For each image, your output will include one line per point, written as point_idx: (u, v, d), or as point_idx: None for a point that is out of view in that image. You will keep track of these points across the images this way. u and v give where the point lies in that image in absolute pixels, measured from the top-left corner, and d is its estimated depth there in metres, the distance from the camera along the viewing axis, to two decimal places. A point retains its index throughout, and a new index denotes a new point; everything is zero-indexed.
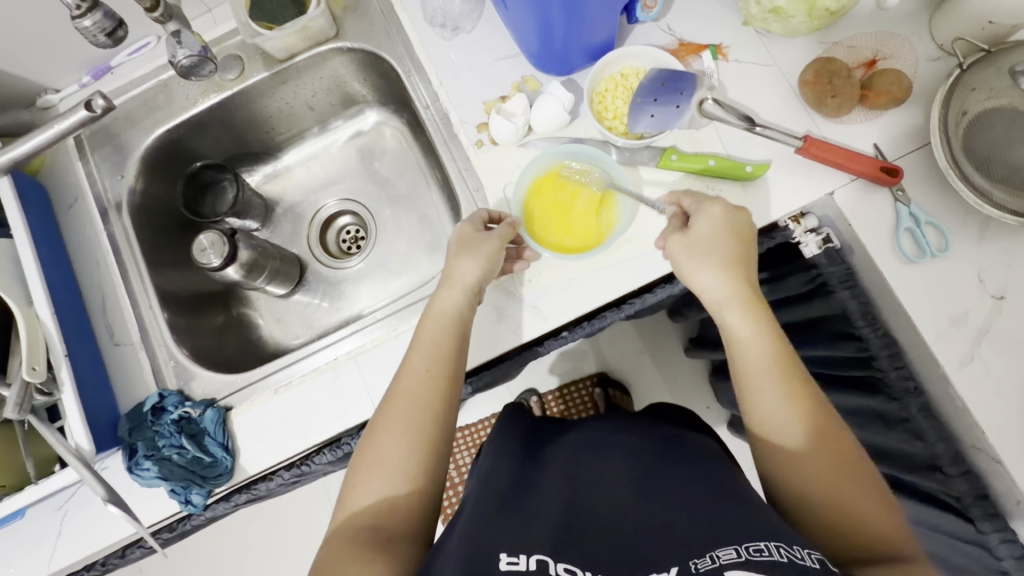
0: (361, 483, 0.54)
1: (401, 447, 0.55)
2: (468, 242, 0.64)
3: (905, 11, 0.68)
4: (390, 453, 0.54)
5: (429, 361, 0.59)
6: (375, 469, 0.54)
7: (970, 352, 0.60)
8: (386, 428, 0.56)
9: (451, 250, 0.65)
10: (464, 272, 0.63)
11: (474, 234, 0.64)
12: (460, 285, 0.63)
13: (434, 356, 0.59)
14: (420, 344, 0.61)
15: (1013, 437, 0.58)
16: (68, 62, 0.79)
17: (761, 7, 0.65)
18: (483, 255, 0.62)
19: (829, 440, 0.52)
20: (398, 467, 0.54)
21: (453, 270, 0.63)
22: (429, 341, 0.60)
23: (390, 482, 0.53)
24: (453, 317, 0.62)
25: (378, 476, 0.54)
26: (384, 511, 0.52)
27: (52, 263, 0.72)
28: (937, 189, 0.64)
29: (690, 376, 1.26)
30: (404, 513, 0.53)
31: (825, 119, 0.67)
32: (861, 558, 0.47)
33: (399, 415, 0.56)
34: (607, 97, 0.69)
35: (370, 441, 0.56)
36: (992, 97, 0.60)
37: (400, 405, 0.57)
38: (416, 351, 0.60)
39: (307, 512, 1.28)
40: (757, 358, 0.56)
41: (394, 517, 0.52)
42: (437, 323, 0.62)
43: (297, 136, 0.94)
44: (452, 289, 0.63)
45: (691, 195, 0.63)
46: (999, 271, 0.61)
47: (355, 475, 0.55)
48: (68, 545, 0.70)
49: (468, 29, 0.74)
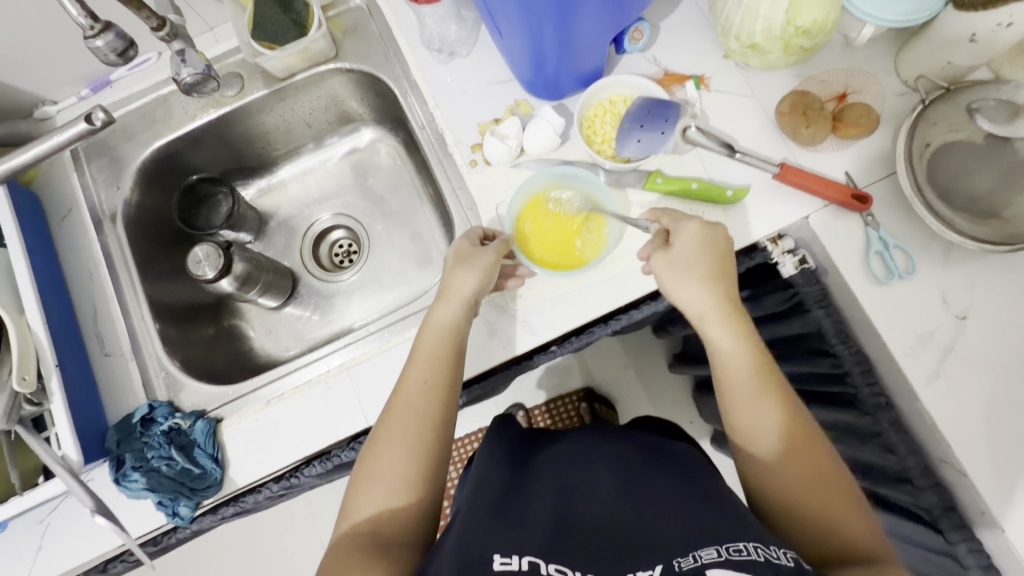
0: (363, 493, 0.55)
1: (400, 457, 0.56)
2: (466, 257, 0.66)
3: (874, 48, 0.73)
4: (390, 462, 0.56)
5: (428, 373, 0.61)
6: (376, 479, 0.55)
7: (937, 368, 0.64)
8: (385, 439, 0.57)
9: (448, 266, 0.67)
10: (461, 285, 0.64)
11: (471, 248, 0.67)
12: (457, 298, 0.64)
13: (432, 368, 0.61)
14: (418, 356, 0.62)
15: (976, 449, 0.61)
16: (68, 75, 0.80)
17: (740, 43, 0.69)
18: (481, 268, 0.64)
19: (807, 450, 0.54)
20: (397, 477, 0.55)
21: (452, 282, 0.65)
22: (429, 354, 0.62)
23: (390, 493, 0.55)
24: (452, 328, 0.63)
25: (379, 486, 0.55)
26: (384, 518, 0.54)
27: (44, 272, 0.72)
28: (905, 215, 0.68)
29: (673, 392, 1.29)
30: (405, 522, 0.54)
31: (801, 148, 0.71)
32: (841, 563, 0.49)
33: (400, 425, 0.58)
34: (596, 121, 0.73)
35: (370, 453, 0.57)
36: (952, 131, 0.65)
37: (398, 419, 0.58)
38: (414, 364, 0.62)
39: (292, 527, 1.27)
40: (740, 372, 0.59)
41: (395, 527, 0.53)
42: (437, 336, 0.63)
43: (293, 152, 0.95)
44: (450, 302, 0.64)
45: (667, 212, 0.66)
46: (962, 291, 0.65)
47: (355, 485, 0.57)
48: (51, 558, 0.69)
49: (464, 54, 0.77)
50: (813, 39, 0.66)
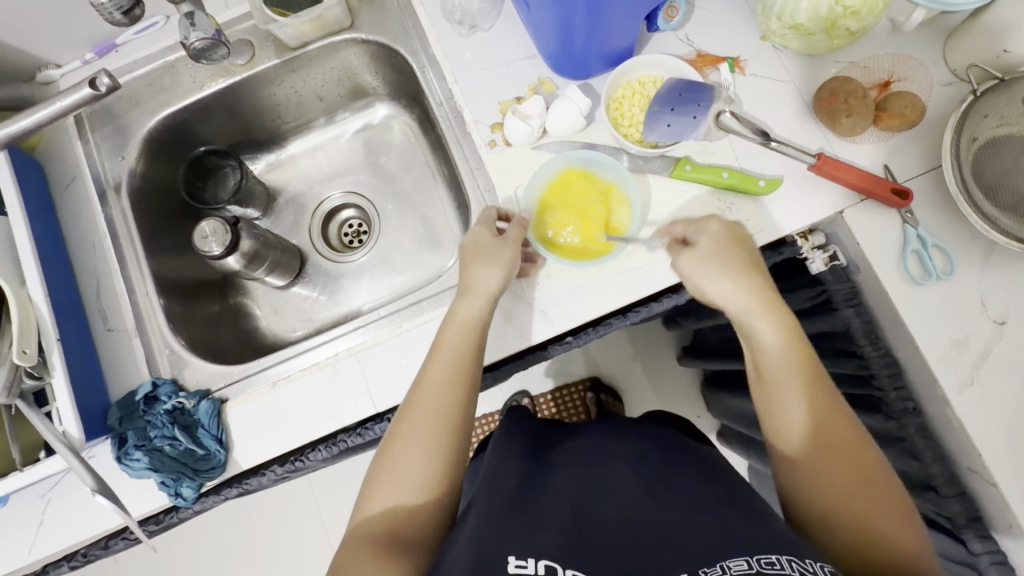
0: (380, 490, 0.54)
1: (421, 457, 0.54)
2: (489, 251, 0.64)
3: (922, 34, 0.69)
4: (408, 462, 0.54)
5: (451, 368, 0.58)
6: (394, 477, 0.54)
7: (971, 375, 0.61)
8: (405, 434, 0.56)
9: (466, 257, 0.65)
10: (485, 280, 0.62)
11: (491, 239, 0.65)
12: (482, 294, 0.62)
13: (455, 364, 0.59)
14: (441, 350, 0.60)
15: (1008, 461, 0.58)
16: (73, 37, 0.77)
17: (781, 23, 0.65)
18: (504, 262, 0.63)
19: (844, 452, 0.52)
20: (416, 475, 0.54)
21: (474, 278, 0.63)
22: (453, 349, 0.60)
23: (406, 492, 0.53)
24: (474, 324, 0.61)
25: (395, 484, 0.53)
26: (400, 518, 0.52)
27: (46, 242, 0.70)
28: (945, 213, 0.64)
29: (682, 385, 1.27)
30: (421, 523, 0.52)
31: (839, 138, 0.67)
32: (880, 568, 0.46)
33: (419, 422, 0.56)
34: (624, 103, 0.69)
35: (387, 449, 0.56)
36: (1003, 124, 0.61)
37: (419, 414, 0.56)
38: (436, 357, 0.59)
39: (294, 507, 1.26)
40: (779, 368, 0.57)
41: (412, 525, 0.52)
42: (461, 332, 0.60)
43: (304, 127, 0.92)
44: (474, 297, 0.62)
45: (681, 224, 0.64)
46: (1002, 295, 0.62)
47: (371, 481, 0.55)
48: (51, 535, 0.68)
49: (486, 27, 0.73)
50: (861, 21, 0.62)
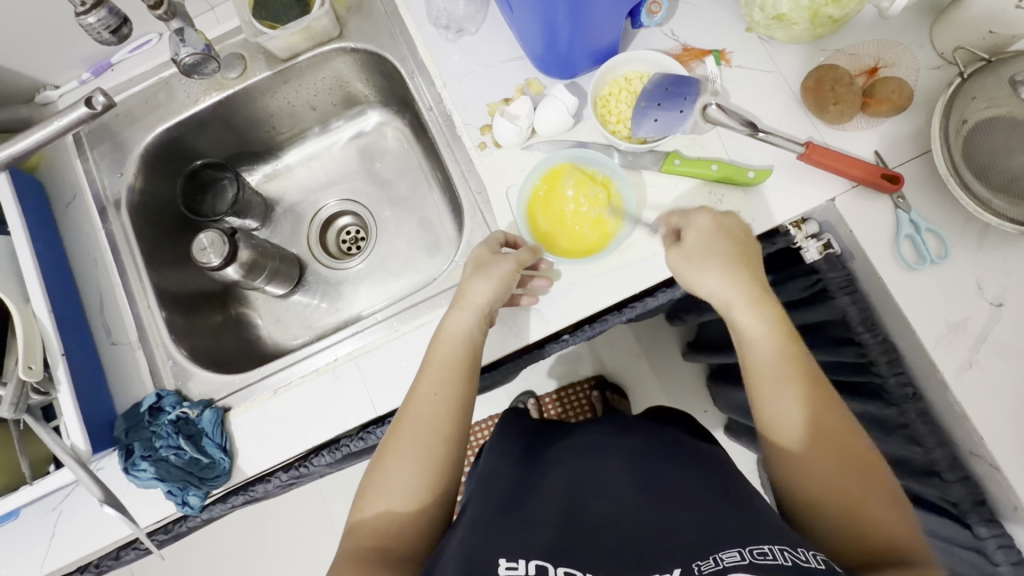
0: (370, 507, 0.54)
1: (408, 471, 0.55)
2: (482, 264, 0.64)
3: (908, 19, 0.69)
4: (399, 476, 0.54)
5: (440, 384, 0.59)
6: (382, 490, 0.54)
7: (970, 358, 0.61)
8: (395, 449, 0.56)
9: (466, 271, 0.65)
10: (477, 294, 0.62)
11: (491, 255, 0.64)
12: (471, 307, 0.62)
13: (444, 379, 0.59)
14: (431, 367, 0.60)
15: (1010, 444, 0.58)
16: (69, 59, 0.79)
17: (764, 14, 0.66)
18: (498, 278, 0.62)
19: (839, 444, 0.52)
20: (406, 489, 0.54)
21: (468, 290, 0.63)
22: (442, 364, 0.60)
23: (398, 507, 0.54)
24: (465, 340, 0.61)
25: (386, 500, 0.54)
26: (392, 534, 0.53)
27: (49, 259, 0.71)
28: (938, 197, 0.64)
29: (687, 379, 1.27)
30: (410, 540, 0.53)
31: (827, 126, 0.67)
32: (880, 560, 0.46)
33: (408, 439, 0.56)
34: (611, 100, 0.70)
35: (379, 464, 0.56)
36: (992, 106, 0.60)
37: (409, 430, 0.57)
38: (427, 373, 0.60)
39: (304, 513, 1.27)
40: (767, 359, 0.56)
41: (403, 541, 0.52)
42: (449, 347, 0.61)
43: (298, 136, 0.93)
44: (464, 311, 0.62)
45: (679, 212, 0.63)
46: (998, 278, 0.62)
47: (363, 496, 0.55)
48: (62, 547, 0.69)
49: (473, 31, 0.74)
50: (843, 8, 0.62)
